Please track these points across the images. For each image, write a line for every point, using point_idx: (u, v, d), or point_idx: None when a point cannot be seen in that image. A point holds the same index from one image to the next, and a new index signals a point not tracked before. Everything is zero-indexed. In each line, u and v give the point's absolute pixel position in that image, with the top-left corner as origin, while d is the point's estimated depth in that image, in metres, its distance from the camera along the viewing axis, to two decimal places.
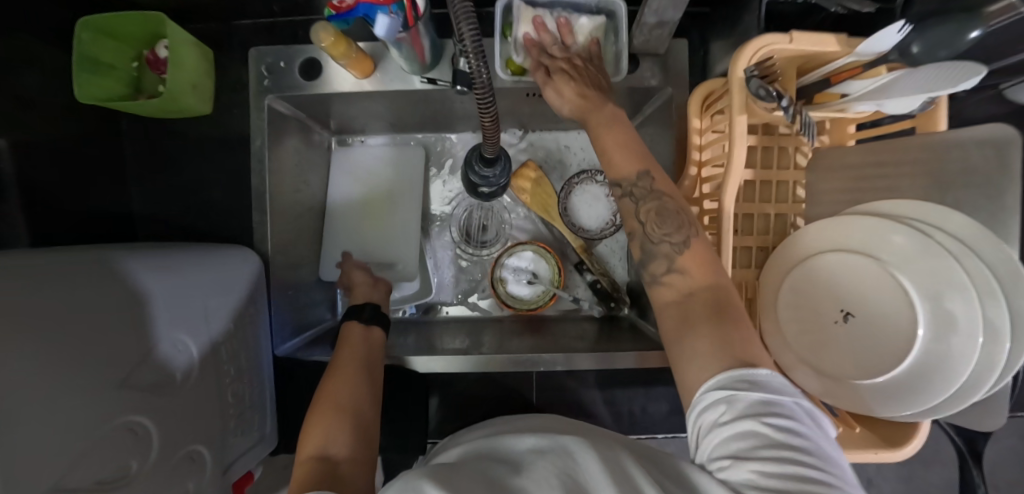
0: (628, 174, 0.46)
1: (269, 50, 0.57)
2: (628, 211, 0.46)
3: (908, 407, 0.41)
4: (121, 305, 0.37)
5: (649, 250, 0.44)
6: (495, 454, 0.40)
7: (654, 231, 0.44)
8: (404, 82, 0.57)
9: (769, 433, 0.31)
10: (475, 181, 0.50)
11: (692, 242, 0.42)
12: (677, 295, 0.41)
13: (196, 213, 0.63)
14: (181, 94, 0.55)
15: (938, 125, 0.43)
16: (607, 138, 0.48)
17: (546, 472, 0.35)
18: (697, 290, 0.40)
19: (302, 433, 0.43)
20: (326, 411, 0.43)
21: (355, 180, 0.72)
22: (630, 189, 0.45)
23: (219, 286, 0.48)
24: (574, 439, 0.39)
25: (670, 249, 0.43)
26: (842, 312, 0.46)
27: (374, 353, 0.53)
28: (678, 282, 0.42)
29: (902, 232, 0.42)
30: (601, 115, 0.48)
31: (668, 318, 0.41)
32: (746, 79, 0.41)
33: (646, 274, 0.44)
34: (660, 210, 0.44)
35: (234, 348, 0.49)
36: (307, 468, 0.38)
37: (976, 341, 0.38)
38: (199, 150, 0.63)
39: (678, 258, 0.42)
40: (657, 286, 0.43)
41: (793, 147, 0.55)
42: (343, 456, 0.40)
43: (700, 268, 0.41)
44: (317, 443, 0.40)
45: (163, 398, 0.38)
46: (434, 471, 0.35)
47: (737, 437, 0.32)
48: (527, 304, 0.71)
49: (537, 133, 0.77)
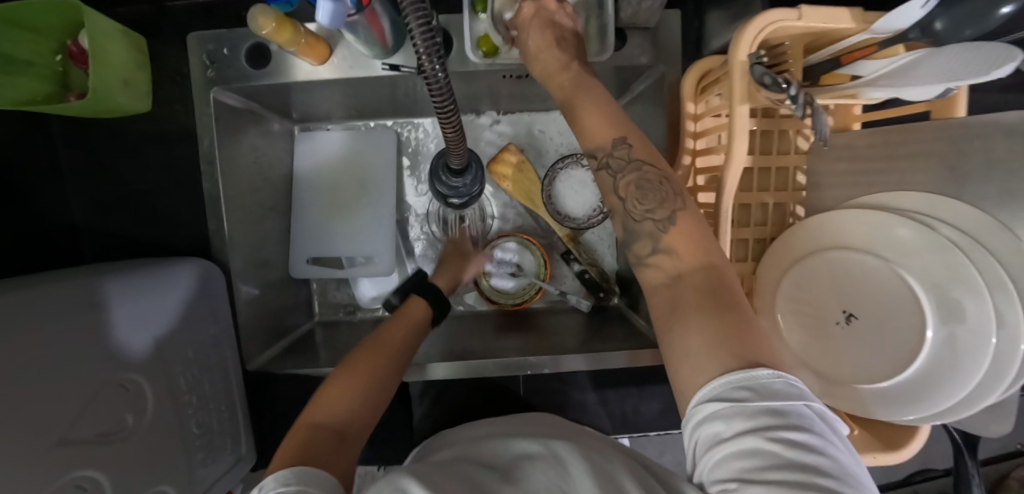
0: (603, 142, 0.40)
1: (210, 36, 0.51)
2: (605, 186, 0.40)
3: (912, 412, 0.39)
4: (54, 351, 0.33)
5: (632, 228, 0.38)
6: (480, 458, 0.39)
7: (635, 208, 0.38)
8: (366, 69, 0.51)
9: (777, 450, 0.25)
10: (443, 191, 0.45)
11: (679, 216, 0.37)
12: (663, 280, 0.36)
13: (147, 222, 0.57)
14: (110, 92, 0.48)
15: (958, 111, 0.39)
16: (581, 104, 0.41)
17: (538, 481, 0.33)
18: (685, 273, 0.35)
19: (320, 393, 0.43)
20: (347, 379, 0.43)
21: (321, 172, 0.67)
22: (606, 161, 0.39)
23: (173, 310, 0.45)
24: (567, 446, 0.37)
25: (654, 227, 0.37)
26: (844, 314, 0.44)
27: (415, 334, 0.52)
28: (665, 264, 0.36)
29: (908, 225, 0.40)
30: (572, 84, 0.42)
31: (658, 305, 0.36)
32: (749, 64, 0.37)
33: (630, 255, 0.39)
34: (641, 183, 0.38)
35: (195, 375, 0.46)
36: (306, 434, 0.37)
37: (989, 341, 0.35)
38: (143, 153, 0.56)
39: (664, 238, 0.37)
40: (642, 268, 0.38)
41: (794, 130, 0.50)
42: (348, 429, 0.39)
43: (689, 246, 0.36)
44: (324, 410, 0.40)
45: (114, 445, 0.35)
46: (420, 471, 0.33)
47: (738, 455, 0.26)
48: (513, 299, 0.69)
49: (517, 114, 0.71)
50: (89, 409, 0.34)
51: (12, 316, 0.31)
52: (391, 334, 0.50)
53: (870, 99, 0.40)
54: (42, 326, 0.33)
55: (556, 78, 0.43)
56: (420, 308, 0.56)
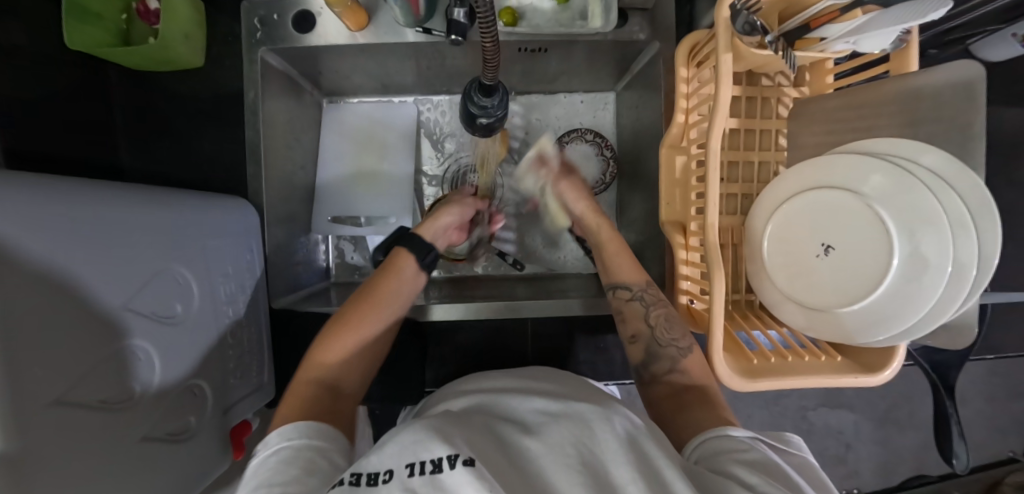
0: (638, 281, 0.55)
1: (262, 3, 0.57)
2: (635, 314, 0.54)
3: (883, 331, 0.44)
4: (138, 237, 0.39)
5: (655, 352, 0.51)
6: (497, 412, 0.38)
7: (661, 335, 0.52)
8: (397, 35, 0.57)
9: (779, 472, 0.33)
10: (474, 111, 0.54)
11: (694, 348, 0.51)
12: (672, 390, 0.49)
13: (189, 168, 0.64)
14: (174, 43, 0.55)
15: (911, 66, 0.45)
16: (617, 247, 0.58)
17: (560, 437, 0.31)
18: (691, 386, 0.48)
19: (314, 345, 0.47)
20: (338, 339, 0.47)
21: (345, 138, 0.73)
22: (639, 293, 0.54)
23: (216, 229, 0.50)
24: (594, 411, 0.34)
25: (676, 353, 0.50)
26: (823, 247, 0.47)
27: (407, 293, 0.53)
28: (679, 380, 0.49)
29: (880, 170, 0.44)
30: (613, 239, 0.59)
31: (664, 410, 0.48)
32: (731, 18, 0.42)
33: (648, 374, 0.51)
34: (667, 317, 0.52)
35: (232, 291, 0.52)
36: (306, 390, 0.44)
37: (944, 271, 0.41)
38: (193, 105, 0.64)
39: (681, 360, 0.50)
40: (657, 383, 0.50)
41: (775, 97, 0.57)
42: (342, 382, 0.46)
43: (697, 367, 0.50)
44: (320, 366, 0.46)
45: (167, 327, 0.41)
46: (436, 424, 0.32)
47: (752, 463, 0.34)
48: (455, 255, 0.73)
49: (526, 95, 0.78)
50: (147, 289, 0.39)
51: (103, 198, 0.37)
52: (381, 293, 0.50)
53: (842, 52, 0.45)
54: (126, 215, 0.38)
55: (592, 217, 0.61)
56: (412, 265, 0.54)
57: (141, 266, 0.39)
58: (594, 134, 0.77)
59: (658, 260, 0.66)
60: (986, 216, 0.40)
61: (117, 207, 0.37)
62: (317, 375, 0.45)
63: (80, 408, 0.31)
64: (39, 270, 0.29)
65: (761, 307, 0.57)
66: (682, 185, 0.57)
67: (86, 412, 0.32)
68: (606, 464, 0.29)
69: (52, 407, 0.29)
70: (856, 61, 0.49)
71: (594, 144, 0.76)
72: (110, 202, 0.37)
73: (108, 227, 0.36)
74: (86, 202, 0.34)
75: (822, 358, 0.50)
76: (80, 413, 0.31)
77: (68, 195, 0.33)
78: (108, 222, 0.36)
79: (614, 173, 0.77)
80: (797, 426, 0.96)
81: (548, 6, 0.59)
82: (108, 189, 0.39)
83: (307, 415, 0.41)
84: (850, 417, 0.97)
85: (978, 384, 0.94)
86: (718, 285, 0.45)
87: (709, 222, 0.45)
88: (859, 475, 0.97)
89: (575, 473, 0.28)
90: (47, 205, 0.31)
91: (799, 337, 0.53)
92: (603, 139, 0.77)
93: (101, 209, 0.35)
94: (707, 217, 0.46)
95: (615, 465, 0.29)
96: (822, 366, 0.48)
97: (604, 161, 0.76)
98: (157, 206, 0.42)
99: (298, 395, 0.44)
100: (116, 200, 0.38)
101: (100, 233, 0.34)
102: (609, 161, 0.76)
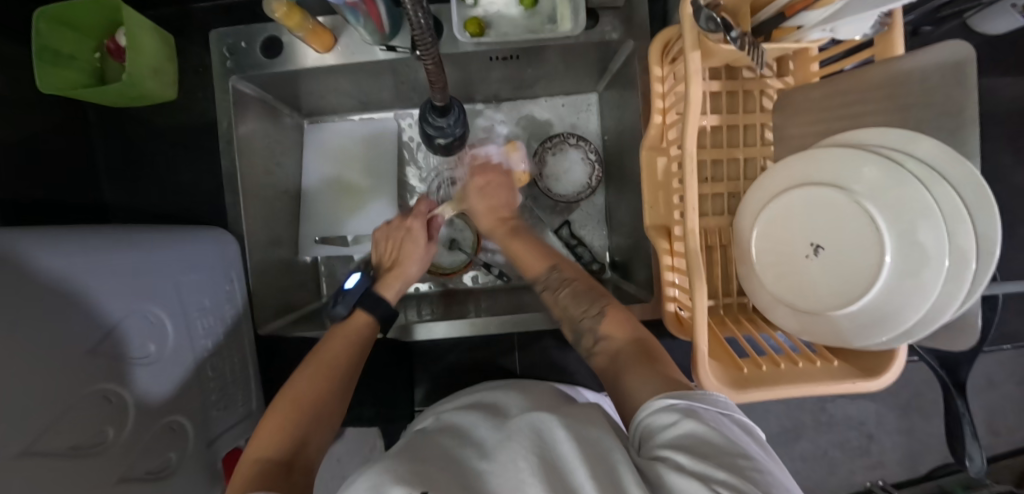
0: (540, 271, 0.56)
1: (230, 31, 0.58)
2: (551, 302, 0.55)
3: (883, 335, 0.39)
4: (114, 278, 0.41)
5: (578, 327, 0.51)
6: (461, 433, 0.37)
7: (577, 311, 0.52)
8: (366, 54, 0.57)
9: (712, 436, 0.31)
10: (431, 132, 0.55)
11: (608, 311, 0.50)
12: (608, 346, 0.47)
13: (169, 199, 0.66)
14: (143, 79, 0.57)
15: (896, 48, 0.42)
16: (518, 247, 0.58)
17: (514, 453, 0.31)
18: (621, 349, 0.46)
19: (257, 429, 0.42)
20: (287, 411, 0.43)
21: (324, 156, 0.73)
22: (546, 283, 0.55)
23: (189, 263, 0.52)
24: (547, 416, 0.34)
25: (592, 322, 0.50)
26: (812, 246, 0.43)
27: (359, 354, 0.51)
28: (608, 341, 0.48)
29: (871, 161, 0.40)
30: (505, 229, 0.60)
31: (604, 369, 0.46)
32: (694, 14, 0.40)
33: (584, 347, 0.50)
34: (576, 294, 0.53)
35: (206, 324, 0.53)
36: (252, 471, 0.37)
37: (942, 266, 0.36)
38: (169, 139, 0.66)
39: (601, 328, 0.49)
40: (592, 348, 0.49)
41: (758, 90, 0.54)
42: (297, 455, 0.39)
43: (620, 329, 0.48)
44: (266, 445, 0.40)
45: (141, 366, 0.42)
46: (399, 461, 0.31)
47: (680, 435, 0.32)
48: (442, 269, 0.71)
49: (510, 101, 0.77)
50: (119, 327, 0.40)
51: (77, 244, 0.38)
52: (332, 359, 0.49)
53: (821, 39, 0.42)
54: (101, 258, 0.40)
55: (498, 223, 0.60)
56: (366, 318, 0.55)
57: (115, 305, 0.40)
58: (578, 137, 0.74)
59: (647, 265, 0.64)
60: (983, 207, 0.35)
61: (87, 252, 0.39)
62: (263, 450, 0.39)
63: (52, 456, 0.32)
64: (12, 319, 0.30)
65: (754, 310, 0.54)
66: (665, 188, 0.55)
67: (58, 459, 0.33)
68: (562, 467, 0.29)
69: (28, 458, 0.30)
70: (838, 47, 0.46)
71: (579, 148, 0.74)
72: (78, 250, 0.38)
73: (85, 266, 0.38)
74: (57, 253, 0.36)
75: (818, 362, 0.47)
76: (52, 461, 0.32)
77: (34, 249, 0.34)
78: (82, 267, 0.37)
79: (600, 177, 0.75)
80: (815, 419, 0.92)
81: (516, 12, 0.57)
82: (77, 234, 0.40)
83: (262, 483, 0.34)
84: (871, 407, 0.92)
85: (1014, 366, 0.86)
86: (700, 292, 0.43)
87: (690, 228, 0.43)
88: (886, 466, 0.91)
89: (529, 479, 0.28)
90: (14, 256, 0.32)
91: (794, 341, 0.51)
92: (588, 142, 0.74)
93: (69, 257, 0.37)
94: (687, 222, 0.44)
95: (572, 465, 0.28)
96: (819, 372, 0.45)
97: (590, 165, 0.74)
98: (127, 246, 0.44)
99: (242, 477, 0.37)
100: (84, 247, 0.39)
101: (76, 276, 0.36)
102: (595, 165, 0.74)
